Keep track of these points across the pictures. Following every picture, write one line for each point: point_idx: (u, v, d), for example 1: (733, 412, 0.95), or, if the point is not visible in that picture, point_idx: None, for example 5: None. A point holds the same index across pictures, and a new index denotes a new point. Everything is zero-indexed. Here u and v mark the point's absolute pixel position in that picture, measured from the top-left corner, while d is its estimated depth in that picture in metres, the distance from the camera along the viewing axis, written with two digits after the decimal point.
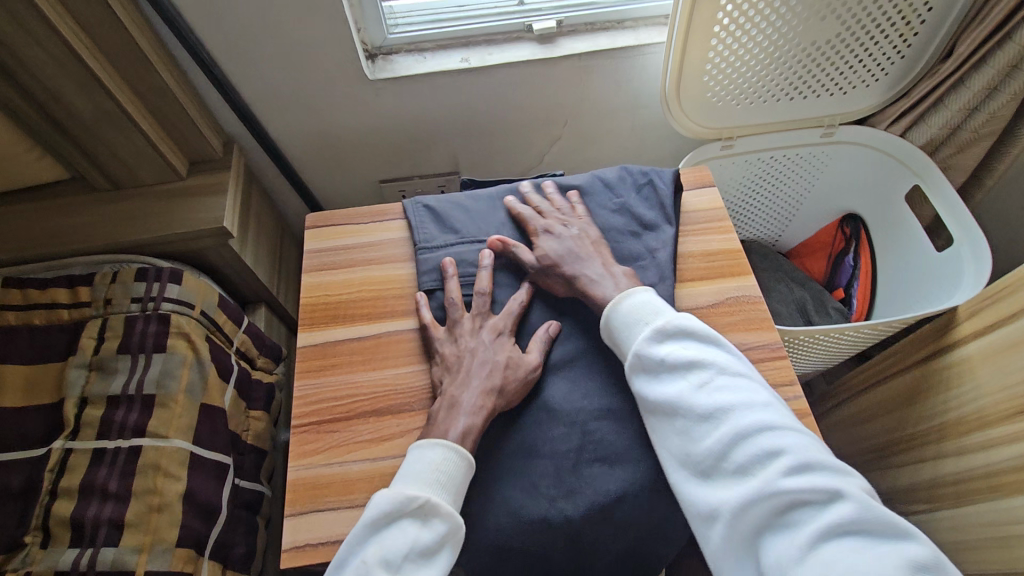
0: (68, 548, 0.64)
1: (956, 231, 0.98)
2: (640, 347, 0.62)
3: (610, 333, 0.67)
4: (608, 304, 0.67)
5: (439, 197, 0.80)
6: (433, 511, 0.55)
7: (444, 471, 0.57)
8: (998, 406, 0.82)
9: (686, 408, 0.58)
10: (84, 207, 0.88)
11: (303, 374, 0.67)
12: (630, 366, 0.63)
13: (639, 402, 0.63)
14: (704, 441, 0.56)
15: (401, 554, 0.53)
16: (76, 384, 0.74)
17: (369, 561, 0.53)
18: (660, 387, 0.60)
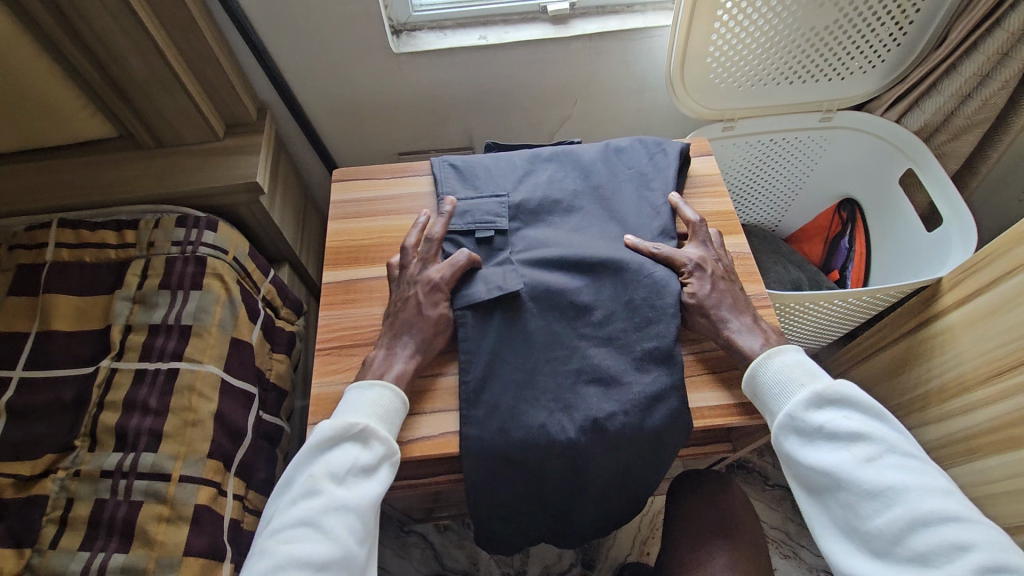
0: (112, 453, 0.72)
1: (945, 209, 1.02)
2: (798, 420, 0.60)
3: (756, 383, 0.65)
4: (757, 362, 0.65)
5: (462, 157, 0.86)
6: (372, 436, 0.61)
7: (381, 406, 0.64)
8: (976, 370, 0.85)
9: (854, 470, 0.57)
10: (130, 161, 0.96)
11: (328, 306, 0.75)
12: (782, 428, 0.62)
13: (790, 470, 0.62)
14: (872, 505, 0.56)
15: (345, 469, 0.59)
16: (121, 313, 0.81)
17: (317, 477, 0.58)
18: (828, 455, 0.59)
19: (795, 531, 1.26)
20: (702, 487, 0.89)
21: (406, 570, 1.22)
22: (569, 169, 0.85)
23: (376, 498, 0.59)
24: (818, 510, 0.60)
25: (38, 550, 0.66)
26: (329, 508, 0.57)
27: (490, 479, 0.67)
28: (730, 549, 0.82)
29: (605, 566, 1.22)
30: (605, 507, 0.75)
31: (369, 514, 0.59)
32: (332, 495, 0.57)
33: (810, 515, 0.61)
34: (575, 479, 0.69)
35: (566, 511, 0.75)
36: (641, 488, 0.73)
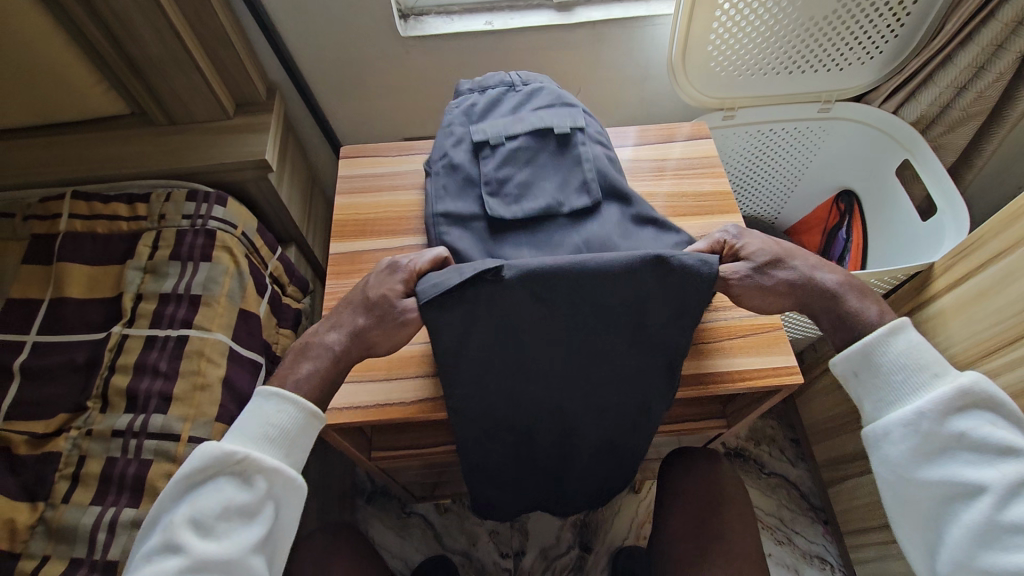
0: (123, 414, 0.74)
1: (940, 199, 1.04)
2: (931, 421, 0.56)
3: (882, 369, 0.60)
4: (880, 343, 0.59)
5: (455, 114, 0.79)
6: (253, 470, 0.55)
7: (276, 425, 0.57)
8: (968, 352, 0.87)
9: (999, 491, 0.54)
10: (142, 137, 0.99)
11: (334, 276, 0.77)
12: (906, 425, 0.57)
13: (897, 475, 0.58)
14: (1012, 534, 0.53)
15: (214, 513, 0.54)
16: (133, 283, 0.84)
17: (179, 521, 0.53)
18: (966, 471, 0.56)
19: (790, 518, 1.28)
20: (692, 464, 0.91)
21: (405, 549, 1.24)
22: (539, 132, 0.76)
23: (251, 550, 0.54)
24: (939, 521, 0.57)
25: (51, 504, 0.68)
26: (188, 564, 0.52)
27: (483, 441, 0.68)
28: (720, 520, 0.84)
29: (602, 547, 1.24)
30: (596, 470, 0.78)
31: (245, 562, 0.54)
32: (193, 552, 0.52)
33: (924, 524, 0.58)
34: (566, 441, 0.71)
35: (558, 473, 0.77)
36: (631, 451, 0.75)
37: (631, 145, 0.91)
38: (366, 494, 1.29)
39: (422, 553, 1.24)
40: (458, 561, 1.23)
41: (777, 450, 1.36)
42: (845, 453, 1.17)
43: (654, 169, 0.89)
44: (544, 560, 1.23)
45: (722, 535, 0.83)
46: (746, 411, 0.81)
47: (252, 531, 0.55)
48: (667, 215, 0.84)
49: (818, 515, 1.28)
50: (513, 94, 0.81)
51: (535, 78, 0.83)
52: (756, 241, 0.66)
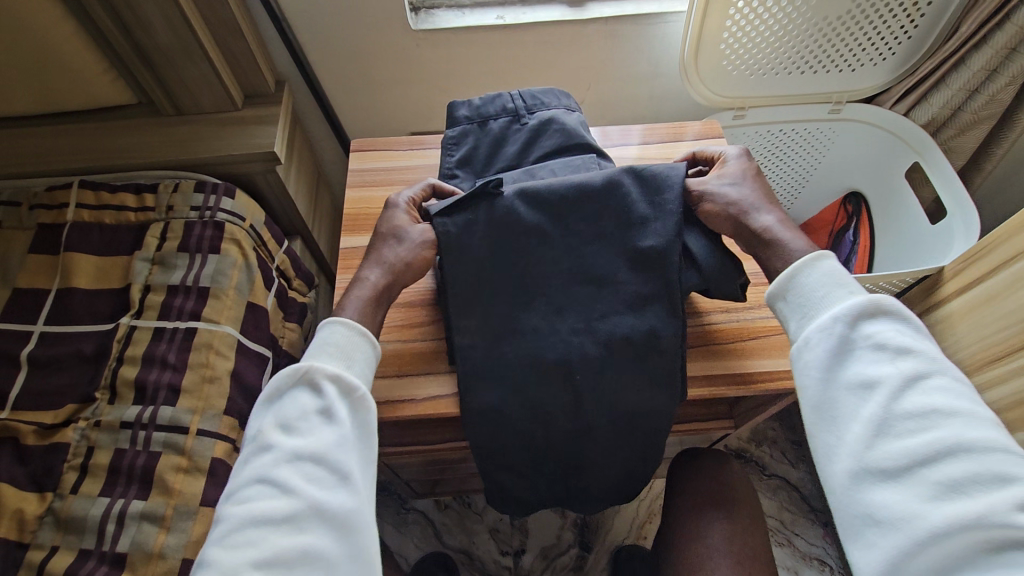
0: (131, 405, 0.73)
1: (950, 203, 1.04)
2: (841, 326, 0.55)
3: (778, 305, 0.61)
4: (795, 266, 0.60)
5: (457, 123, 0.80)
6: (317, 376, 0.57)
7: (334, 343, 0.60)
8: (975, 357, 0.87)
9: (884, 395, 0.51)
10: (150, 128, 0.98)
11: (345, 271, 0.77)
12: (820, 332, 0.56)
13: (815, 383, 0.55)
14: (899, 440, 0.50)
15: (293, 415, 0.55)
16: (141, 274, 0.83)
17: (267, 427, 0.56)
18: (864, 367, 0.53)
19: (790, 520, 1.29)
20: (699, 465, 0.91)
21: (406, 545, 1.24)
22: (543, 163, 0.77)
23: (333, 445, 0.54)
24: (820, 436, 0.55)
25: (59, 494, 0.68)
26: (279, 459, 0.53)
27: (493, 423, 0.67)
28: (726, 522, 0.84)
29: (602, 546, 1.25)
30: (624, 452, 0.70)
31: (329, 456, 0.53)
32: (286, 447, 0.54)
33: (818, 452, 0.55)
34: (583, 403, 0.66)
35: (582, 460, 0.70)
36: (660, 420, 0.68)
37: (637, 143, 0.91)
38: None
39: (424, 550, 1.24)
40: (459, 558, 1.23)
41: (778, 452, 1.36)
42: None
43: (665, 168, 0.88)
44: (544, 559, 1.23)
45: (731, 537, 0.82)
46: (755, 412, 0.81)
47: (334, 428, 0.55)
48: None
49: (818, 516, 1.29)
50: (512, 120, 0.79)
51: (537, 97, 0.81)
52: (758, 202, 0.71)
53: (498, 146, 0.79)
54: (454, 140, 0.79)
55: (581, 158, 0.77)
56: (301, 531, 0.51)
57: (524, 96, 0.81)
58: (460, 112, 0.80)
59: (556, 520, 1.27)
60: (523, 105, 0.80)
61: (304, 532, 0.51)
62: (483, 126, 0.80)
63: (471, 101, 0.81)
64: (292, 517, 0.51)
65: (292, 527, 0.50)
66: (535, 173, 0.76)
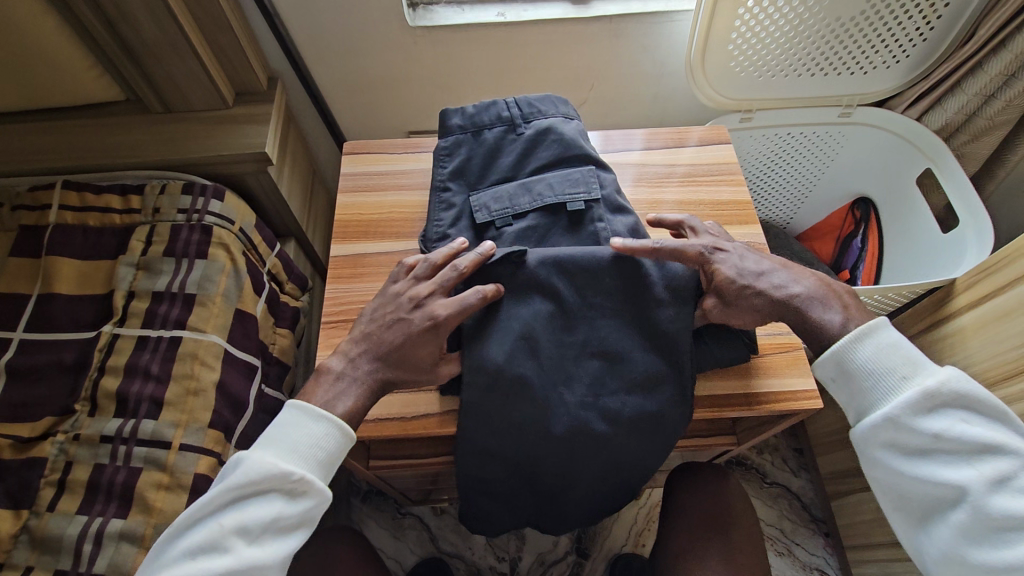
0: (112, 419, 0.71)
1: (962, 210, 1.01)
2: (903, 423, 0.55)
3: (833, 390, 0.61)
4: (847, 348, 0.58)
5: (448, 132, 0.76)
6: (303, 489, 0.54)
7: (324, 446, 0.56)
8: (986, 374, 0.83)
9: (976, 502, 0.52)
10: (138, 126, 0.94)
11: (335, 280, 0.74)
12: (878, 432, 0.56)
13: (888, 481, 0.57)
14: (998, 548, 0.51)
15: (259, 525, 0.52)
16: (125, 279, 0.80)
17: (226, 528, 0.51)
18: (940, 471, 0.54)
19: (790, 529, 1.26)
20: (700, 479, 0.88)
21: (400, 550, 1.22)
22: (540, 176, 0.74)
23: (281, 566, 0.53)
24: (915, 537, 0.57)
25: (36, 511, 0.66)
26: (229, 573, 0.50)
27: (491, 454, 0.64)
28: (726, 543, 0.81)
29: (599, 554, 1.22)
30: (607, 498, 0.71)
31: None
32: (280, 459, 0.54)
33: (913, 548, 0.57)
34: (586, 461, 0.65)
35: (564, 499, 0.71)
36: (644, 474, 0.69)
37: (638, 149, 0.88)
38: (361, 492, 1.27)
39: (417, 555, 1.22)
40: (453, 563, 1.21)
41: (780, 459, 1.34)
42: (852, 467, 1.14)
43: (669, 175, 0.85)
44: (540, 565, 1.21)
45: (729, 560, 0.80)
46: (760, 429, 0.78)
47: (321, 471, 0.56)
48: None
49: (819, 526, 1.26)
50: (508, 130, 0.76)
51: (533, 104, 0.77)
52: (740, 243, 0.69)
53: (493, 156, 0.75)
54: (447, 150, 0.76)
55: (579, 171, 0.74)
56: None
57: (520, 104, 0.77)
58: (452, 121, 0.76)
59: None
60: (519, 114, 0.76)
61: None
62: (477, 135, 0.76)
63: (464, 109, 0.77)
64: None
65: None
66: (532, 187, 0.73)
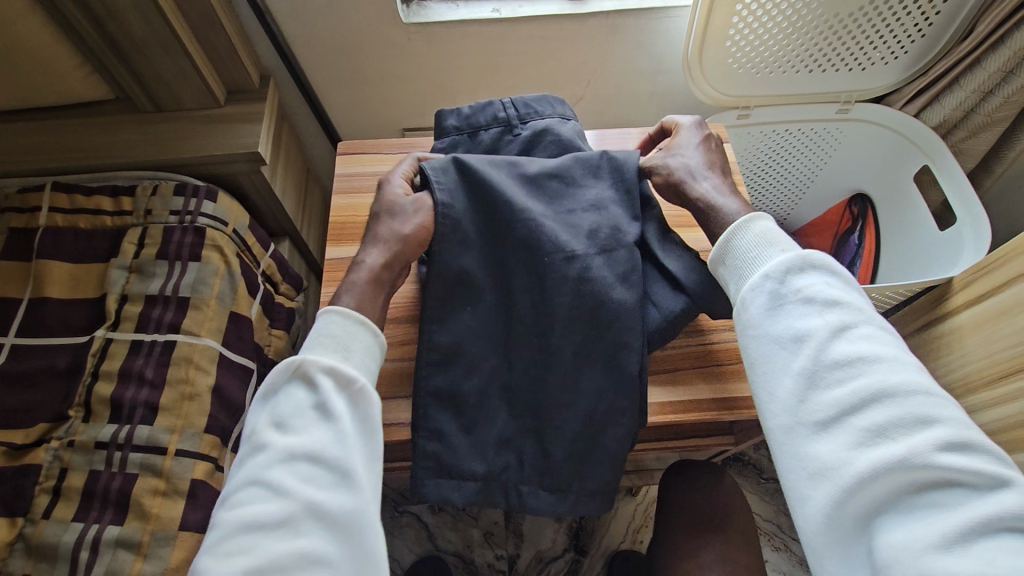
0: (107, 425, 0.70)
1: (959, 210, 1.01)
2: (775, 282, 0.52)
3: (720, 272, 0.58)
4: (730, 229, 0.57)
5: (443, 134, 0.76)
6: (312, 370, 0.51)
7: (329, 333, 0.53)
8: (981, 373, 0.84)
9: (816, 349, 0.48)
10: (128, 126, 0.93)
11: (330, 283, 0.73)
12: (755, 294, 0.53)
13: (758, 346, 0.52)
14: (828, 392, 0.46)
15: (285, 412, 0.50)
16: (117, 283, 0.79)
17: (262, 424, 0.50)
18: (795, 320, 0.50)
19: (786, 524, 1.27)
20: (695, 477, 0.88)
21: (398, 548, 1.23)
22: None
23: (324, 445, 0.48)
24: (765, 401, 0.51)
25: (31, 519, 0.66)
26: (272, 460, 0.47)
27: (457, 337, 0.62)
28: (722, 543, 0.82)
29: (597, 550, 1.23)
30: (592, 412, 0.61)
31: (322, 454, 0.47)
32: (279, 448, 0.48)
33: (761, 413, 0.51)
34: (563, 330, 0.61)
35: (539, 401, 0.62)
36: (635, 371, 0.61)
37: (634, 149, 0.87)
38: None
39: (416, 554, 1.22)
40: (452, 562, 1.22)
41: None
42: None
43: None
44: (538, 562, 1.22)
45: (724, 561, 0.80)
46: (756, 431, 0.79)
47: (331, 424, 0.49)
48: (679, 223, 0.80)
49: None
50: (505, 131, 0.75)
51: (529, 105, 0.76)
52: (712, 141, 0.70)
53: None
54: (444, 152, 0.76)
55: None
56: (296, 538, 0.45)
57: (516, 104, 0.76)
58: (448, 122, 0.76)
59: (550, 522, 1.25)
60: (515, 114, 0.75)
61: (297, 540, 0.45)
62: (473, 136, 0.75)
63: (460, 109, 0.76)
64: (287, 521, 0.45)
65: (286, 532, 0.45)
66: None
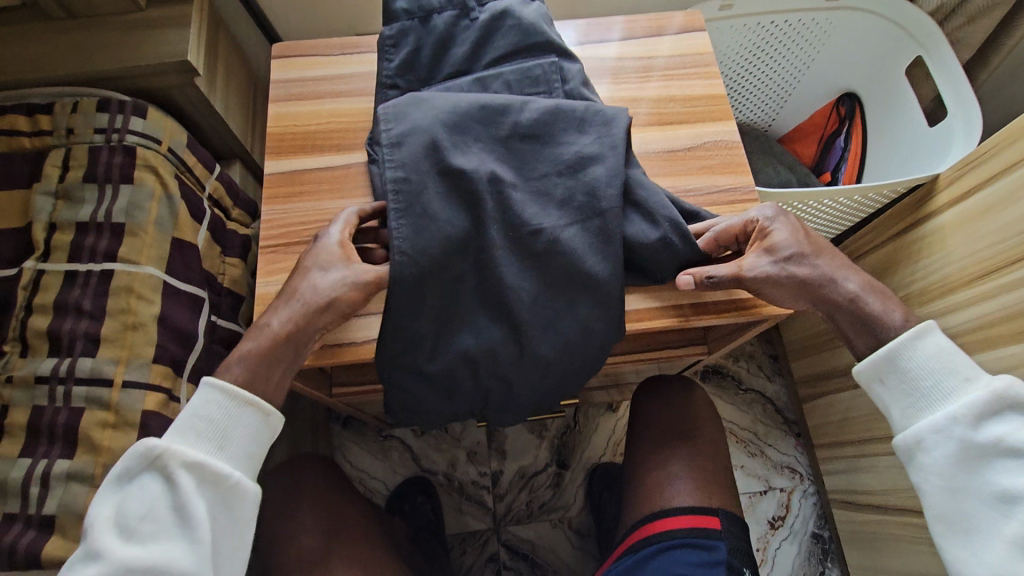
0: (47, 359, 0.67)
1: (950, 101, 0.95)
2: (963, 428, 0.54)
3: (874, 389, 0.60)
4: (901, 351, 0.57)
5: (392, 24, 0.66)
6: (175, 468, 0.51)
7: (207, 418, 0.53)
8: (962, 272, 0.81)
9: None
10: (39, 36, 0.82)
11: (271, 198, 0.67)
12: (933, 436, 0.56)
13: (938, 488, 0.56)
14: None
15: (135, 516, 0.50)
16: (43, 210, 0.73)
17: (104, 523, 0.50)
18: (1001, 478, 0.53)
19: (763, 432, 1.29)
20: (668, 391, 0.87)
21: (385, 472, 1.24)
22: (496, 71, 0.66)
23: (177, 557, 0.50)
24: (950, 546, 0.56)
25: None
26: (107, 575, 0.48)
27: (407, 309, 0.56)
28: (692, 448, 0.82)
29: (579, 464, 1.25)
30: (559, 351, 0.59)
31: (174, 569, 0.49)
32: (113, 557, 0.48)
33: (945, 557, 0.56)
34: (537, 302, 0.58)
35: (504, 337, 0.59)
36: (607, 336, 0.60)
37: (618, 39, 0.78)
38: (341, 420, 1.27)
39: (401, 475, 1.24)
40: (437, 481, 1.23)
41: (755, 366, 1.35)
42: (826, 371, 1.15)
43: (636, 69, 0.77)
44: (522, 477, 1.24)
45: (693, 465, 0.80)
46: (727, 338, 0.76)
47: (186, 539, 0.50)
48: (651, 120, 0.74)
49: (791, 428, 1.30)
50: (461, 15, 0.67)
51: None
52: (790, 227, 0.60)
53: (445, 46, 0.67)
54: (392, 41, 0.66)
55: (540, 64, 0.66)
56: None
57: None
58: (396, 4, 0.66)
59: (533, 440, 1.26)
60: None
61: None
62: (426, 22, 0.67)
63: None
64: None
65: None
66: (487, 84, 0.66)
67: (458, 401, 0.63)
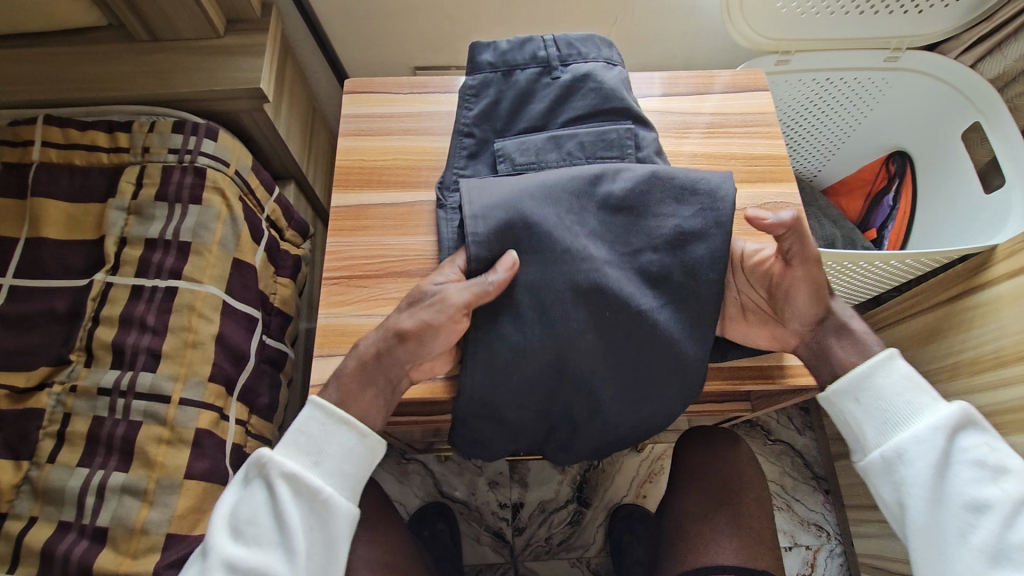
0: (110, 370, 0.69)
1: (1010, 168, 0.93)
2: (934, 443, 0.53)
3: (845, 407, 0.58)
4: (874, 367, 0.56)
5: (477, 75, 0.69)
6: (279, 477, 0.53)
7: (306, 433, 0.55)
8: (1016, 347, 0.79)
9: (1001, 530, 0.51)
10: (121, 56, 0.86)
11: (336, 231, 0.69)
12: (910, 454, 0.54)
13: (919, 502, 0.54)
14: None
15: (245, 519, 0.53)
16: (116, 224, 0.76)
17: (220, 521, 0.53)
18: (973, 491, 0.53)
19: (791, 485, 1.26)
20: (712, 444, 0.86)
21: (406, 494, 1.24)
22: (572, 131, 0.68)
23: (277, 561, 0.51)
24: (924, 562, 0.54)
25: (37, 463, 0.65)
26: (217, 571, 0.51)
27: (492, 364, 0.58)
28: (732, 505, 0.80)
29: (601, 503, 1.24)
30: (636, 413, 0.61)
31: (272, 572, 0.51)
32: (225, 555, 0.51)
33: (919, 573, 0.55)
34: (614, 364, 0.59)
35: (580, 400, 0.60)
36: (680, 402, 0.61)
37: (659, 95, 0.80)
38: None
39: (421, 499, 1.24)
40: (456, 508, 1.23)
41: (785, 417, 1.32)
42: None
43: (695, 123, 0.78)
44: (542, 512, 1.23)
45: (733, 524, 0.79)
46: (774, 399, 0.77)
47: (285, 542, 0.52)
48: None
49: (819, 483, 1.27)
50: (543, 72, 0.69)
51: (573, 45, 0.70)
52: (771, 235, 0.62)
53: (524, 101, 0.69)
54: (473, 91, 0.68)
55: (615, 129, 0.68)
56: None
57: (558, 43, 0.69)
58: (482, 56, 0.68)
59: (556, 474, 1.25)
60: (556, 54, 0.69)
61: None
62: (508, 76, 0.69)
63: (496, 43, 0.69)
64: None
65: None
66: (562, 142, 0.67)
67: (532, 444, 0.65)
